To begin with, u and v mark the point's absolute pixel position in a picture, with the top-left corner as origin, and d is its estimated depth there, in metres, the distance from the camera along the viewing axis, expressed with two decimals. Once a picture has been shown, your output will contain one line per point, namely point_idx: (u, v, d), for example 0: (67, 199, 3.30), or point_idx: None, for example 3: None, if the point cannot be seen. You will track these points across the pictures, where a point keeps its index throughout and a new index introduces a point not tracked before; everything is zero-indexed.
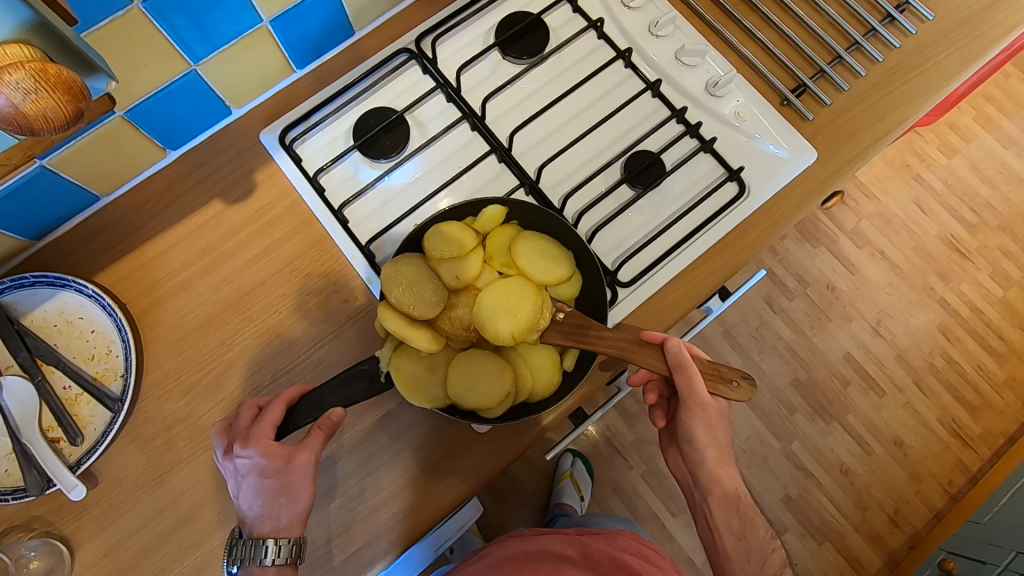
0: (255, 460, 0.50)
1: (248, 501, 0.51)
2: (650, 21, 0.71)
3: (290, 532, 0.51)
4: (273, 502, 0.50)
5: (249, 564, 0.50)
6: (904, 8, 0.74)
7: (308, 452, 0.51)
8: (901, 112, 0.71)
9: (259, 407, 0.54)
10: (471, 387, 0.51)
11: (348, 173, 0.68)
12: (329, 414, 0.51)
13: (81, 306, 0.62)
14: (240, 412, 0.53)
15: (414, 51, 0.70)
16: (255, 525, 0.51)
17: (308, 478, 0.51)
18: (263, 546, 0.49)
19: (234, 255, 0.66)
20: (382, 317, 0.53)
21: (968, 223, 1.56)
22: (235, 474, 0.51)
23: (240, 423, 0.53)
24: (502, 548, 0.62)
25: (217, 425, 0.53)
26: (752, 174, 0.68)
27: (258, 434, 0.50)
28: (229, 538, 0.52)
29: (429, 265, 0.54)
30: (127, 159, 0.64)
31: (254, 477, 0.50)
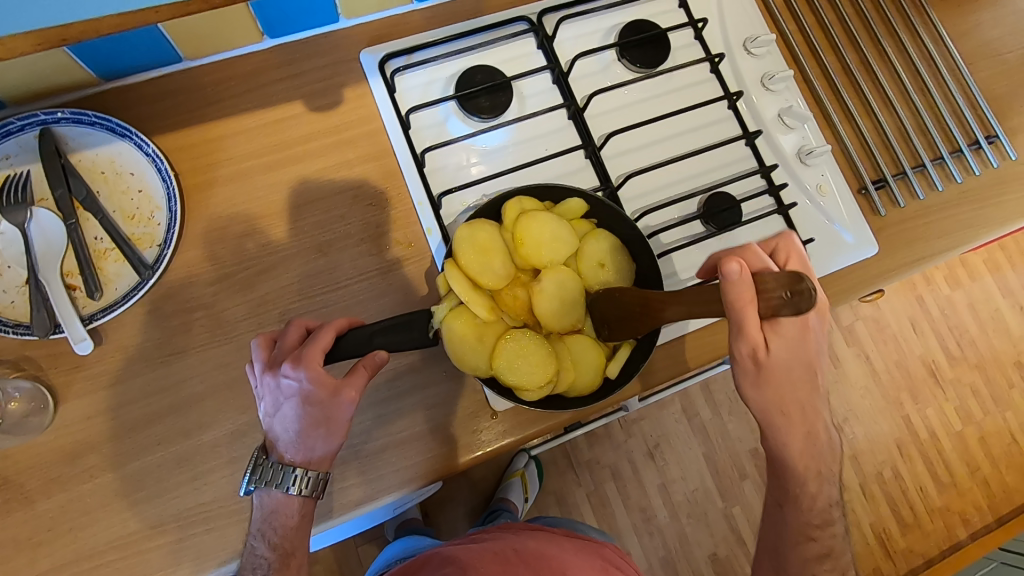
0: (301, 387, 0.50)
1: (284, 423, 0.51)
2: (765, 72, 0.71)
3: (319, 465, 0.52)
4: (311, 432, 0.51)
5: (272, 488, 0.51)
6: (993, 140, 0.75)
7: (353, 390, 0.51)
8: (961, 235, 0.74)
9: (306, 329, 0.53)
10: (514, 368, 0.52)
11: (437, 119, 0.67)
12: (374, 354, 0.51)
13: (135, 162, 0.60)
14: (287, 330, 0.53)
15: (533, 23, 0.69)
16: (284, 449, 0.52)
17: (345, 417, 0.51)
18: (292, 474, 0.51)
19: (302, 162, 0.64)
20: (446, 275, 0.54)
21: (949, 354, 1.63)
22: (275, 393, 0.51)
23: (286, 341, 0.52)
24: (499, 537, 0.62)
25: (261, 338, 0.53)
26: (816, 248, 0.70)
27: (309, 359, 0.50)
28: (255, 455, 0.53)
29: (502, 236, 0.55)
30: (223, 31, 0.61)
31: (296, 402, 0.51)
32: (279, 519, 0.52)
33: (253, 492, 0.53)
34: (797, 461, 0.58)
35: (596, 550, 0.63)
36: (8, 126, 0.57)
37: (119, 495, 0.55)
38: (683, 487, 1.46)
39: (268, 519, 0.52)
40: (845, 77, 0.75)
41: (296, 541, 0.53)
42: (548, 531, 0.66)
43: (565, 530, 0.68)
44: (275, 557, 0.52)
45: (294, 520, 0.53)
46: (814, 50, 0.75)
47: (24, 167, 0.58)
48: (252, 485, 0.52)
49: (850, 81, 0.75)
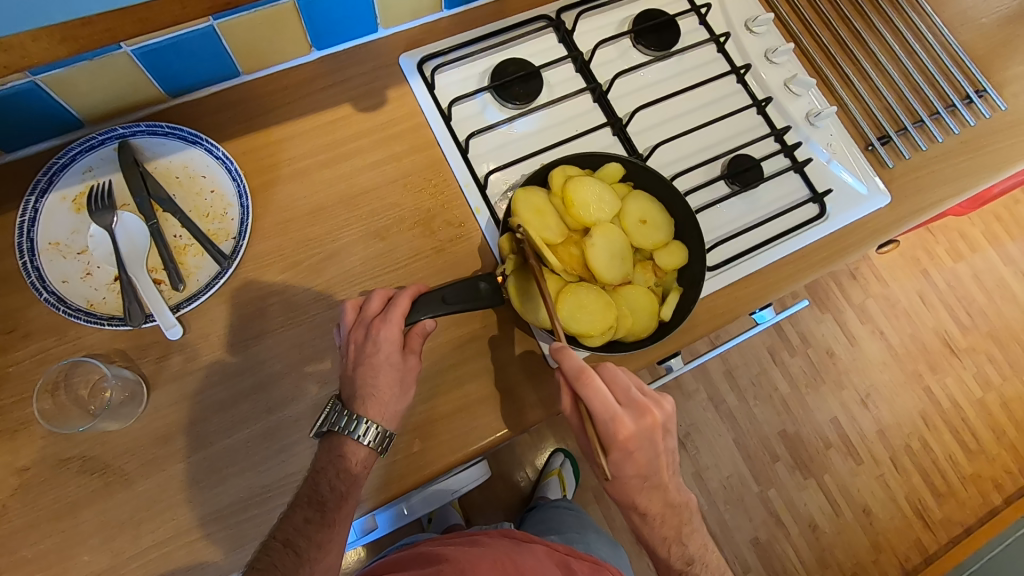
0: (381, 346, 0.55)
1: (361, 382, 0.55)
2: (768, 47, 0.78)
3: (386, 422, 0.56)
4: (385, 390, 0.55)
5: (343, 434, 0.55)
6: (982, 94, 0.82)
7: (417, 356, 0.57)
8: (964, 181, 0.79)
9: (388, 297, 0.58)
10: (576, 316, 0.56)
11: (474, 110, 0.72)
12: (424, 324, 0.57)
13: (206, 166, 0.65)
14: (372, 297, 0.58)
15: (552, 19, 0.75)
16: (356, 401, 0.56)
17: (412, 377, 0.57)
18: (362, 425, 0.54)
19: (355, 157, 0.70)
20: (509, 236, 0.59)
21: (961, 324, 1.67)
22: (358, 352, 0.56)
23: (370, 307, 0.57)
24: (497, 545, 0.68)
25: (349, 303, 0.58)
26: (833, 200, 0.75)
27: (390, 321, 0.55)
28: (328, 404, 0.56)
29: (552, 202, 0.61)
30: (278, 44, 0.67)
31: (376, 361, 0.55)
32: (342, 464, 0.54)
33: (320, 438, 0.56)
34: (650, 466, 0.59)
35: (585, 569, 0.69)
36: (91, 140, 0.62)
37: (212, 472, 0.58)
38: (717, 474, 1.50)
39: (332, 462, 0.54)
40: (840, 48, 0.82)
41: (350, 489, 0.54)
42: (542, 547, 0.71)
43: (558, 547, 0.73)
44: (332, 497, 0.53)
45: (355, 469, 0.55)
46: (808, 27, 0.82)
47: (106, 177, 0.63)
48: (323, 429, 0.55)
49: (844, 51, 0.82)
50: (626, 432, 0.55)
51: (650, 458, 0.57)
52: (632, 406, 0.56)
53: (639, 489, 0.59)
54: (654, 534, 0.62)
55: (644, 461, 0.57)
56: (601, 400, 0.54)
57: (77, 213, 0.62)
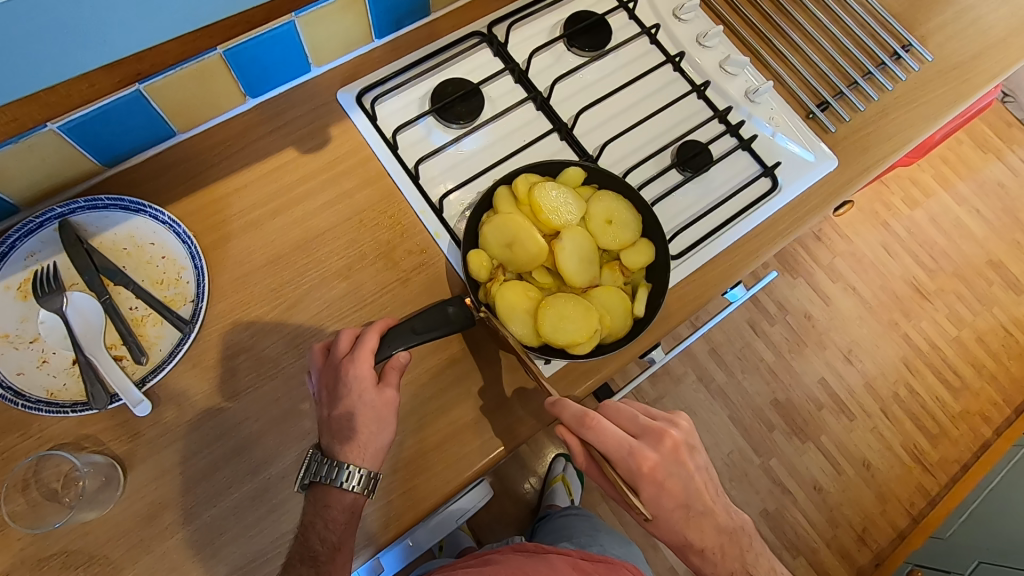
0: (354, 384, 0.54)
1: (340, 425, 0.54)
2: (698, 32, 0.79)
3: (370, 464, 0.54)
4: (361, 430, 0.53)
5: (327, 483, 0.53)
6: (909, 48, 0.85)
7: (393, 390, 0.55)
8: (907, 133, 0.81)
9: (356, 335, 0.57)
10: (559, 327, 0.56)
11: (420, 135, 0.72)
12: (397, 356, 0.55)
13: (153, 232, 0.63)
14: (339, 338, 0.56)
15: (484, 34, 0.76)
16: (335, 446, 0.54)
17: (391, 412, 0.55)
18: (344, 470, 0.53)
19: (307, 199, 0.69)
20: (479, 255, 0.59)
21: (928, 268, 1.71)
22: (330, 395, 0.54)
23: (339, 348, 0.56)
24: (511, 559, 0.66)
25: (317, 347, 0.57)
26: (784, 172, 0.76)
27: (359, 359, 0.54)
28: (307, 454, 0.55)
29: (521, 211, 0.60)
30: (211, 96, 0.66)
31: (348, 401, 0.54)
32: (330, 514, 0.53)
33: (304, 489, 0.55)
34: (701, 497, 0.59)
35: None
36: (29, 224, 0.60)
37: (203, 544, 0.57)
38: (718, 453, 1.51)
39: (318, 514, 0.53)
40: (768, 24, 0.84)
41: (343, 537, 0.53)
42: (559, 554, 0.69)
43: (577, 552, 0.71)
44: (324, 550, 0.52)
45: (344, 516, 0.53)
46: (734, 7, 0.83)
47: (49, 260, 0.61)
48: (307, 480, 0.54)
49: (773, 27, 0.84)
50: (648, 461, 0.56)
51: (683, 483, 0.58)
52: (644, 434, 0.59)
53: (683, 520, 0.58)
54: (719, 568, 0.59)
55: (680, 489, 0.58)
56: (610, 438, 0.56)
57: (24, 301, 0.59)
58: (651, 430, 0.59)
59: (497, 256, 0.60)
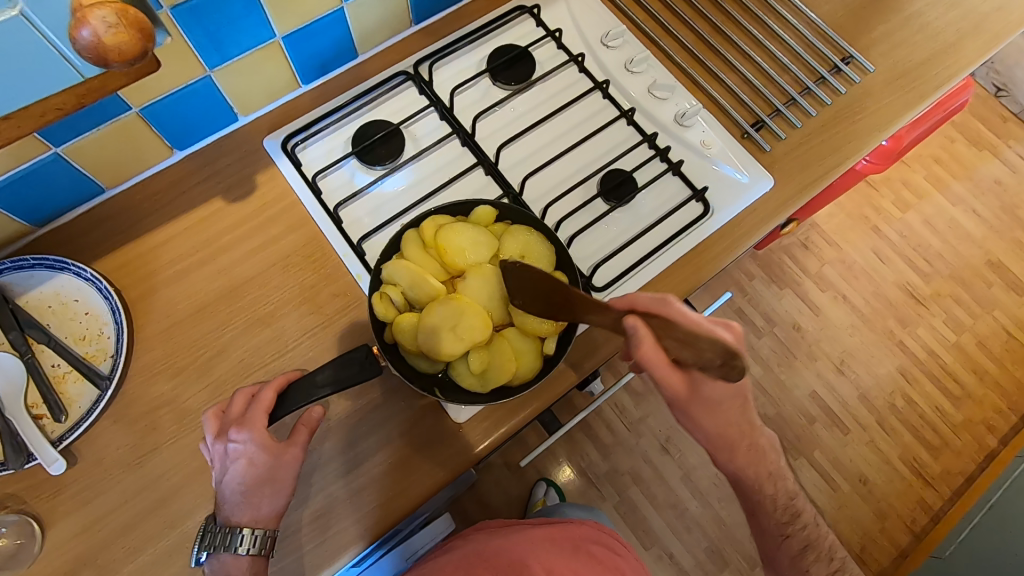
0: (249, 449, 0.54)
1: (231, 487, 0.54)
2: (626, 58, 0.79)
3: (267, 524, 0.55)
4: (258, 492, 0.54)
5: (222, 549, 0.53)
6: (850, 60, 0.83)
7: (297, 448, 0.56)
8: (850, 148, 0.79)
9: (252, 395, 0.57)
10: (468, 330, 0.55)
11: (343, 178, 0.72)
12: (311, 411, 0.57)
13: (77, 289, 0.64)
14: (233, 400, 0.56)
15: (410, 73, 0.76)
16: (233, 511, 0.54)
17: (292, 472, 0.55)
18: (240, 534, 0.53)
19: (232, 248, 0.69)
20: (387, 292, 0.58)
21: (922, 272, 1.66)
22: (225, 458, 0.54)
23: (234, 410, 0.56)
24: (471, 542, 0.69)
25: (210, 412, 0.57)
26: (714, 195, 0.75)
27: (253, 423, 0.54)
28: (204, 522, 0.55)
29: (428, 253, 0.60)
30: (135, 152, 0.68)
31: (243, 463, 0.54)
32: None
33: (204, 559, 0.54)
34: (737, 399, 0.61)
35: (568, 537, 0.69)
36: None
37: None
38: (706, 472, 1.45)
39: None
40: (702, 44, 0.83)
41: None
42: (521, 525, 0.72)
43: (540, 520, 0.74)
44: None
45: None
46: (667, 29, 0.83)
47: None
48: (202, 551, 0.54)
49: (706, 46, 0.83)
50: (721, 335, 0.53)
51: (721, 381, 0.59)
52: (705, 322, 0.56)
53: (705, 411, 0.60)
54: (731, 463, 0.64)
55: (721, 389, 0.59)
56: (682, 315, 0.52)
57: None
58: (719, 320, 0.57)
59: (403, 298, 0.58)
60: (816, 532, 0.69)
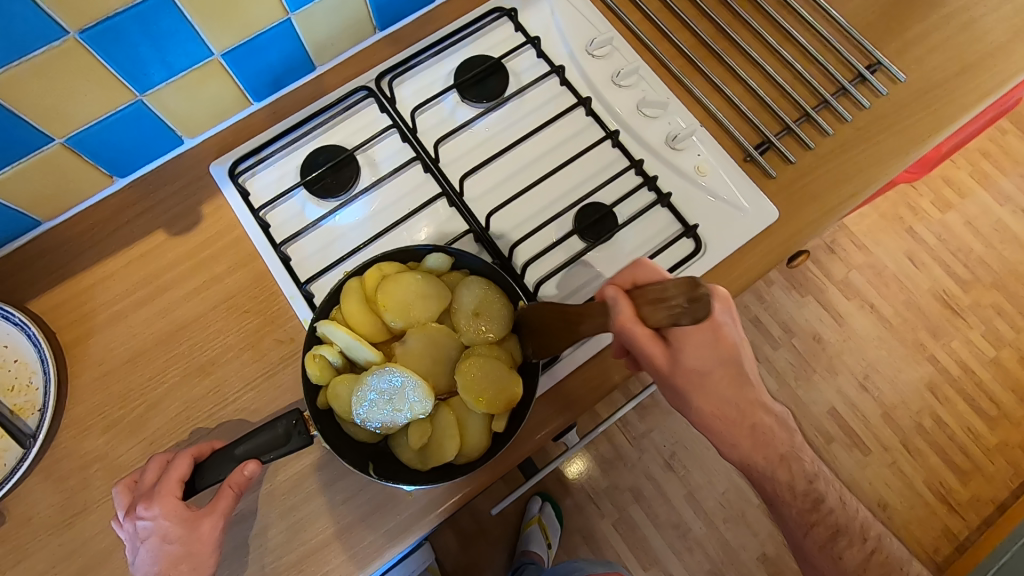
0: (159, 525, 0.48)
1: (144, 569, 0.49)
2: (613, 70, 0.70)
3: None
4: (173, 569, 0.49)
5: None
6: (876, 67, 0.72)
7: (216, 517, 0.50)
8: (869, 173, 0.69)
9: (169, 461, 0.51)
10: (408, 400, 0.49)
11: (294, 210, 0.66)
12: (241, 469, 0.48)
13: (8, 334, 0.61)
14: (146, 468, 0.51)
15: (372, 88, 0.69)
16: None
17: (212, 542, 0.50)
18: None
19: (173, 287, 0.64)
20: (320, 352, 0.52)
21: (960, 279, 1.53)
22: (134, 536, 0.49)
23: (146, 480, 0.51)
24: None
25: (120, 484, 0.51)
26: (708, 230, 0.66)
27: (161, 495, 0.48)
28: None
29: (369, 307, 0.53)
30: (68, 183, 0.63)
31: (153, 541, 0.48)
32: None
33: None
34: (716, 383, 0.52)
35: None
36: None
37: None
38: (712, 492, 1.38)
39: None
40: (704, 50, 0.73)
41: None
42: None
43: None
44: None
45: None
46: (664, 33, 0.73)
47: None
48: None
49: (709, 52, 0.73)
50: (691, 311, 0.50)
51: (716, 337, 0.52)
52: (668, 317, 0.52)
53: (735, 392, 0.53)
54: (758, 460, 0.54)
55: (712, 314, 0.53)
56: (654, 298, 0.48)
57: None
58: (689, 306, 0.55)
59: (340, 358, 0.53)
60: (845, 517, 0.56)
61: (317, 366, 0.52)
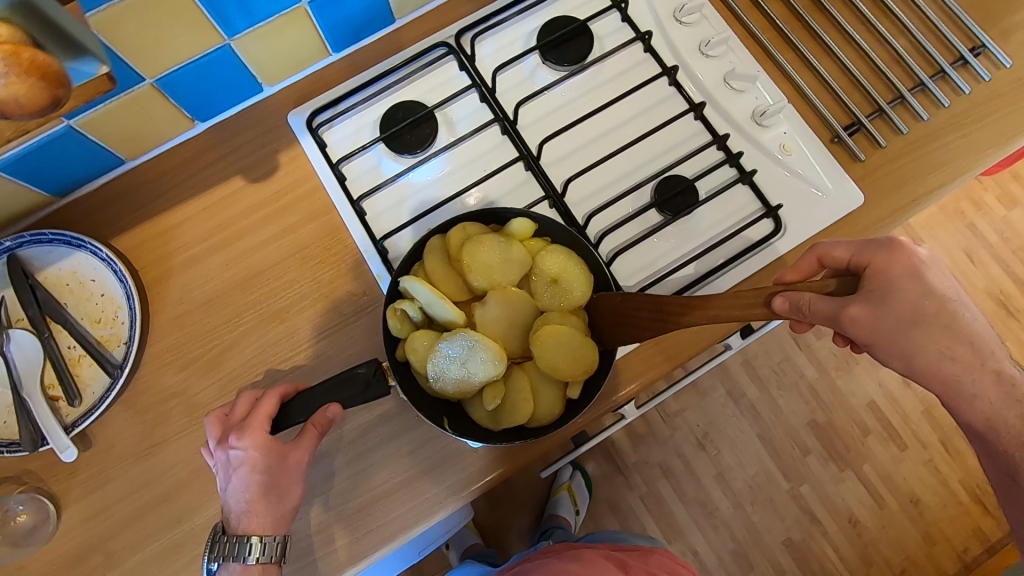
0: (250, 456, 0.50)
1: (235, 495, 0.51)
2: (701, 39, 0.67)
3: (276, 531, 0.51)
4: (262, 498, 0.50)
5: (232, 561, 0.50)
6: (980, 51, 0.68)
7: (303, 451, 0.51)
8: (962, 164, 0.66)
9: (257, 397, 0.53)
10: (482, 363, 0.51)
11: (370, 164, 0.66)
12: (324, 411, 0.51)
13: (94, 268, 0.63)
14: (236, 402, 0.52)
15: (452, 45, 0.68)
16: (237, 519, 0.51)
17: (299, 475, 0.51)
18: (247, 543, 0.50)
19: (249, 234, 0.66)
20: (401, 306, 0.53)
21: (1018, 280, 1.47)
22: (225, 465, 0.50)
23: (236, 413, 0.52)
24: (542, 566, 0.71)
25: (211, 414, 0.52)
26: (790, 212, 0.65)
27: (253, 426, 0.50)
28: (212, 532, 0.52)
29: (452, 266, 0.54)
30: (152, 124, 0.63)
31: (244, 470, 0.50)
32: None
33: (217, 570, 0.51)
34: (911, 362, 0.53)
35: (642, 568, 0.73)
36: None
37: None
38: (742, 474, 1.39)
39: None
40: (796, 22, 0.70)
41: None
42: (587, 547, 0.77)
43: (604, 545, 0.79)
44: None
45: None
46: (755, 2, 0.70)
47: None
48: (212, 564, 0.50)
49: (801, 25, 0.70)
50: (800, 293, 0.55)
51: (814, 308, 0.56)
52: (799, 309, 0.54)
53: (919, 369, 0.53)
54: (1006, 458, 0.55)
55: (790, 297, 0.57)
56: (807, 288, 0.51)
57: None
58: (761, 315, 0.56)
59: (421, 314, 0.53)
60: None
61: (399, 319, 0.53)
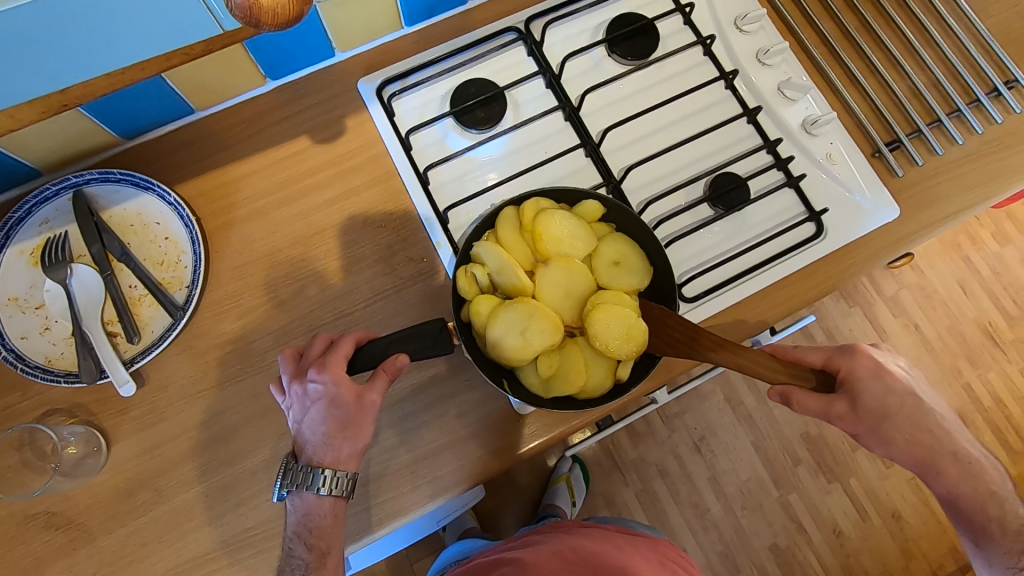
0: (329, 392, 0.52)
1: (312, 428, 0.53)
2: (759, 47, 0.71)
3: (347, 466, 0.54)
4: (337, 433, 0.53)
5: (303, 490, 0.53)
6: (1013, 85, 0.72)
7: (376, 393, 0.53)
8: (989, 188, 0.71)
9: (332, 340, 0.56)
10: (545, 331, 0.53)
11: (436, 137, 0.68)
12: (394, 358, 0.52)
13: (159, 212, 0.64)
14: (313, 342, 0.56)
15: (521, 30, 0.70)
16: (311, 451, 0.54)
17: (372, 415, 0.54)
18: (321, 474, 0.53)
19: (313, 192, 0.67)
20: (472, 269, 0.55)
21: (1008, 314, 1.54)
22: (302, 399, 0.53)
23: (313, 352, 0.55)
24: (552, 538, 0.72)
25: (287, 352, 0.56)
26: (833, 218, 0.68)
27: (332, 364, 0.52)
28: (284, 462, 0.54)
29: (524, 236, 0.57)
30: (229, 77, 0.64)
31: (321, 405, 0.53)
32: (312, 521, 0.53)
33: (286, 498, 0.54)
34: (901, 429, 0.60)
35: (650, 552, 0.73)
36: (45, 192, 0.61)
37: (175, 525, 0.59)
38: (734, 478, 1.43)
39: (301, 522, 0.53)
40: (846, 42, 0.74)
41: (331, 542, 0.54)
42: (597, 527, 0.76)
43: (615, 528, 0.79)
44: (312, 556, 0.53)
45: (328, 519, 0.54)
46: (809, 18, 0.73)
47: (62, 228, 0.62)
48: (283, 490, 0.53)
49: (851, 45, 0.73)
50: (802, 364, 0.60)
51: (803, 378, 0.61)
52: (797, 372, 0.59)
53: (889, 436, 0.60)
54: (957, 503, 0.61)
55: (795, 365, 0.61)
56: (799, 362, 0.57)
57: (34, 266, 0.61)
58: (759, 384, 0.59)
59: (488, 280, 0.56)
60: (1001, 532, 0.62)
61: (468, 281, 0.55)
